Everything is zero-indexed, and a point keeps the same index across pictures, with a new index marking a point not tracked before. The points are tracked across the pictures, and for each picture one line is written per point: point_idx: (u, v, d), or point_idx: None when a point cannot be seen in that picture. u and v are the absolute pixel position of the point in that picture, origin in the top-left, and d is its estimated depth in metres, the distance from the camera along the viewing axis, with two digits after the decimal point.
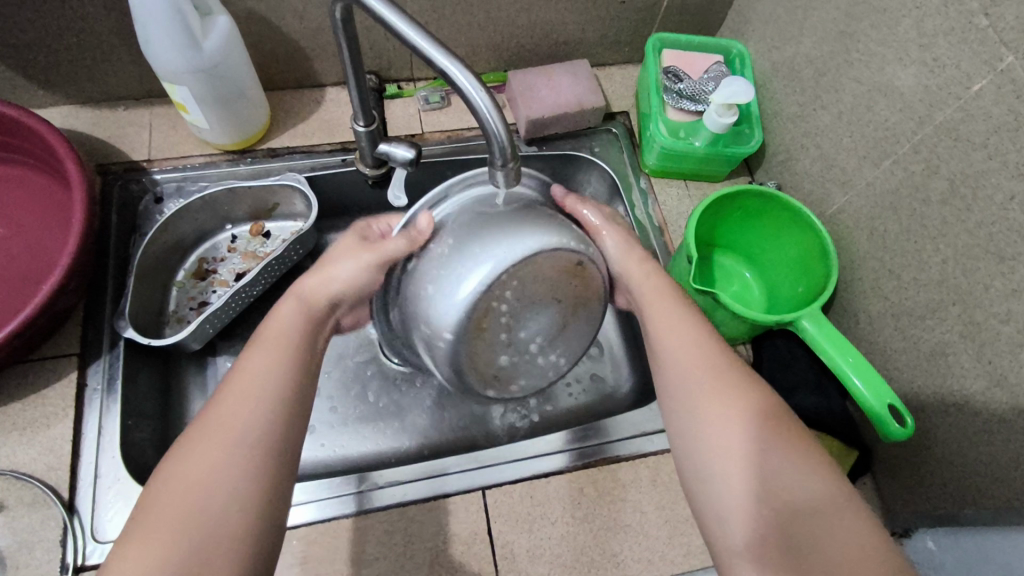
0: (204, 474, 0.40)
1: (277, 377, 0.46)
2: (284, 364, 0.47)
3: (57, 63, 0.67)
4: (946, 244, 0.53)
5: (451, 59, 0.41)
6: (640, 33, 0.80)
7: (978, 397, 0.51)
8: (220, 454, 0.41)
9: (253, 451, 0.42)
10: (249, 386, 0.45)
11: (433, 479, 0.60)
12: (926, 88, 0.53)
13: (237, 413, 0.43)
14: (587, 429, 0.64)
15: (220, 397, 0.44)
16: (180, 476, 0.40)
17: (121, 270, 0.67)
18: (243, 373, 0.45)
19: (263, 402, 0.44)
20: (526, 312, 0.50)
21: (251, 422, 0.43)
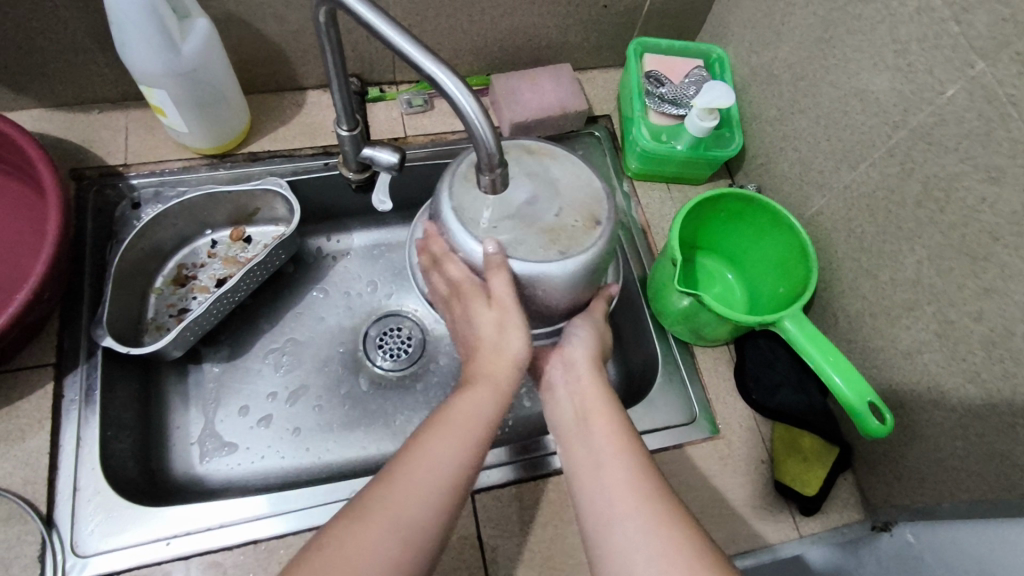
0: (357, 570, 0.39)
1: (452, 475, 0.44)
2: (466, 450, 0.46)
3: (29, 65, 0.65)
4: (920, 245, 0.54)
5: (438, 65, 0.41)
6: (621, 37, 0.81)
7: (952, 393, 0.53)
8: (383, 549, 0.40)
9: (413, 544, 0.41)
10: (423, 480, 0.43)
11: (487, 469, 0.62)
12: (900, 93, 0.54)
13: (404, 504, 0.42)
14: (525, 443, 0.64)
15: (395, 475, 0.43)
16: (345, 552, 0.39)
17: (98, 277, 0.66)
18: (419, 463, 0.44)
19: (437, 493, 0.43)
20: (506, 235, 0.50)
21: (415, 532, 0.41)
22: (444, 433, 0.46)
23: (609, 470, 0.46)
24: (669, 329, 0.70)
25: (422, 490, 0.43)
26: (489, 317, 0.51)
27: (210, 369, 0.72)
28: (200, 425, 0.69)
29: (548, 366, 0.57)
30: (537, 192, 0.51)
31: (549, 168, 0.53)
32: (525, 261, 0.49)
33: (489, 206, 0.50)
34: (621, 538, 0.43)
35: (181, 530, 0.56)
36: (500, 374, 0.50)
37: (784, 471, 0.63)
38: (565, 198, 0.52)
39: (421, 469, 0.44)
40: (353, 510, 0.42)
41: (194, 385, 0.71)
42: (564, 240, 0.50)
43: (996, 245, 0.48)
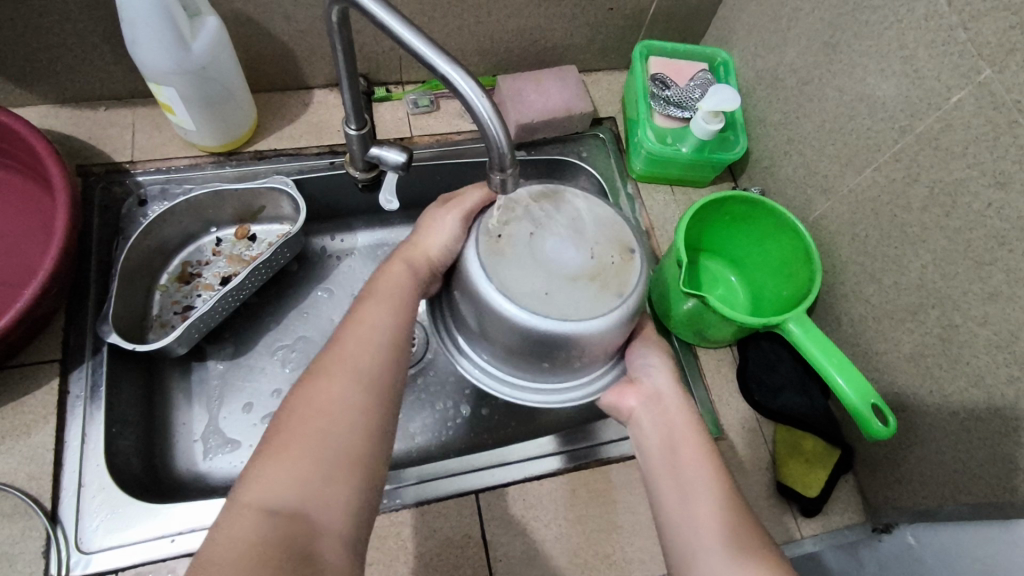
0: (323, 415, 0.43)
1: (388, 334, 0.49)
2: (398, 313, 0.51)
3: (37, 61, 0.65)
4: (925, 250, 0.55)
5: (452, 65, 0.41)
6: (627, 40, 0.81)
7: (956, 397, 0.53)
8: (341, 399, 0.44)
9: (366, 388, 0.45)
10: (361, 343, 0.48)
11: (499, 467, 0.62)
12: (907, 98, 0.55)
13: (353, 363, 0.46)
14: (578, 431, 0.65)
15: (341, 343, 0.48)
16: (311, 406, 0.44)
17: (104, 274, 0.66)
18: (360, 330, 0.49)
19: (382, 351, 0.48)
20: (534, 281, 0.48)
21: (369, 376, 0.46)
22: (373, 303, 0.51)
23: (697, 500, 0.47)
24: (672, 331, 0.71)
25: (369, 350, 0.48)
26: (436, 222, 0.54)
27: (215, 366, 0.72)
28: (204, 422, 0.69)
29: (626, 398, 0.55)
30: (566, 240, 0.49)
31: (569, 209, 0.50)
32: (580, 312, 0.47)
33: (522, 270, 0.48)
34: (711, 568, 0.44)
35: (185, 527, 0.57)
36: (426, 266, 0.54)
37: (787, 473, 0.64)
38: (597, 240, 0.50)
39: (360, 333, 0.48)
40: (305, 374, 0.46)
41: (198, 382, 0.71)
42: (611, 280, 0.49)
43: (1001, 250, 0.48)
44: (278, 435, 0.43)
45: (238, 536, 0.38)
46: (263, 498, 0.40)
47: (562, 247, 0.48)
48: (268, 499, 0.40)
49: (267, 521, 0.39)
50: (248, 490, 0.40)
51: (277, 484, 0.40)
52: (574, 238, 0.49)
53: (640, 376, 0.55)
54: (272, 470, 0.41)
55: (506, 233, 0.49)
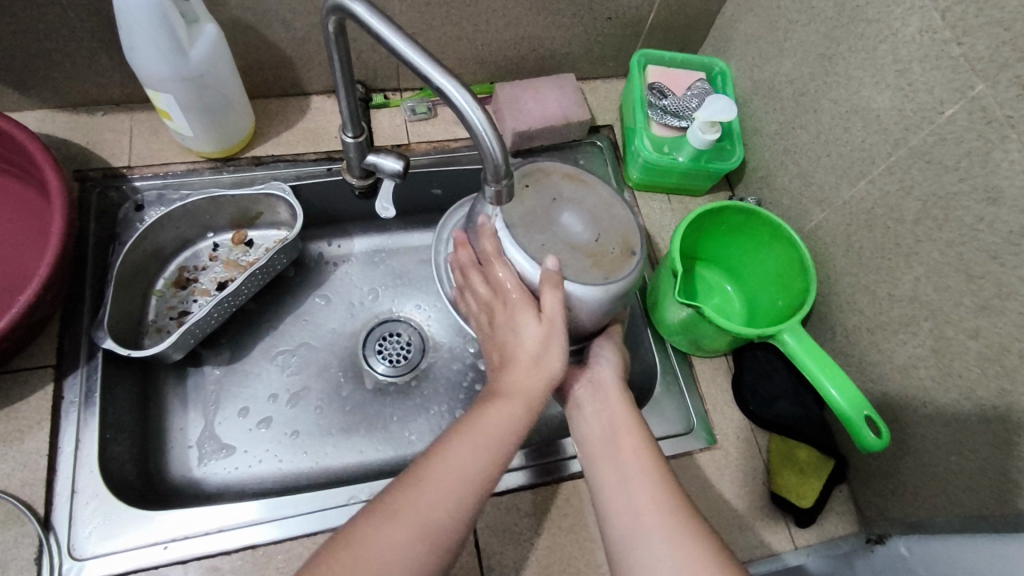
0: (386, 567, 0.41)
1: (483, 478, 0.46)
2: (496, 459, 0.48)
3: (35, 66, 0.66)
4: (918, 262, 0.55)
5: (447, 76, 0.42)
6: (624, 48, 0.82)
7: (949, 409, 0.53)
8: (412, 549, 0.42)
9: (438, 537, 0.43)
10: (451, 483, 0.45)
11: None
12: (901, 112, 0.55)
13: (435, 508, 0.44)
14: (543, 447, 0.64)
15: (431, 476, 0.45)
16: (376, 543, 0.41)
17: (100, 279, 0.66)
18: (451, 459, 0.46)
19: (465, 492, 0.45)
20: (537, 238, 0.53)
21: (440, 518, 0.44)
22: (476, 431, 0.48)
23: (637, 485, 0.49)
24: (668, 340, 0.70)
25: (456, 493, 0.45)
26: (528, 319, 0.52)
27: (211, 371, 0.72)
28: (199, 428, 0.69)
29: (572, 384, 0.59)
30: (579, 216, 0.55)
31: (588, 195, 0.56)
32: (574, 282, 0.52)
33: (534, 230, 0.54)
34: (648, 550, 0.45)
35: (178, 534, 0.56)
36: (536, 386, 0.51)
37: (781, 483, 0.63)
38: (603, 227, 0.55)
39: (454, 472, 0.46)
40: (383, 504, 0.44)
41: (194, 387, 0.71)
42: (605, 265, 0.53)
43: (993, 263, 0.48)
44: (333, 567, 0.40)
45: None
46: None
47: (575, 223, 0.54)
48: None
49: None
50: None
51: None
52: (589, 220, 0.55)
53: (589, 364, 0.60)
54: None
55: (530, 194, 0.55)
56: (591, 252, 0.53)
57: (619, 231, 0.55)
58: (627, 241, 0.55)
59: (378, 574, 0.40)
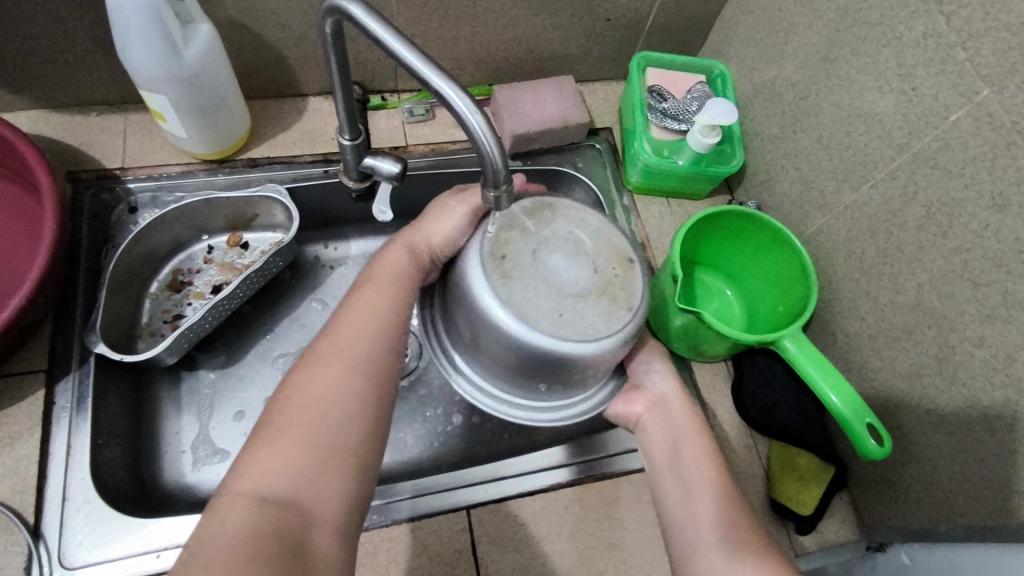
0: (323, 413, 0.44)
1: (383, 315, 0.50)
2: (397, 298, 0.51)
3: (27, 66, 0.65)
4: (922, 269, 0.54)
5: (447, 80, 0.41)
6: (624, 50, 0.81)
7: (953, 418, 0.53)
8: (341, 390, 0.45)
9: (364, 373, 0.47)
10: (362, 331, 0.49)
11: (501, 480, 0.62)
12: (904, 116, 0.55)
13: (351, 353, 0.47)
14: (583, 444, 0.64)
15: (331, 331, 0.49)
16: (307, 396, 0.45)
17: (93, 282, 0.65)
18: (357, 310, 0.50)
19: (375, 333, 0.49)
20: (529, 296, 0.46)
21: (363, 361, 0.47)
22: (379, 283, 0.52)
23: (701, 500, 0.49)
24: (667, 346, 0.70)
25: (363, 332, 0.49)
26: (444, 216, 0.54)
27: (207, 375, 0.71)
28: (193, 433, 0.68)
29: (634, 404, 0.56)
30: (569, 254, 0.46)
31: (563, 221, 0.47)
32: (579, 339, 0.45)
33: (533, 291, 0.46)
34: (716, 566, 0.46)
35: (172, 543, 0.56)
36: (427, 250, 0.54)
37: (781, 490, 0.63)
38: (600, 257, 0.46)
39: (363, 321, 0.49)
40: (301, 363, 0.47)
41: (188, 391, 0.70)
42: (621, 296, 0.46)
43: (998, 271, 0.48)
44: (271, 424, 0.44)
45: (234, 520, 0.39)
46: (256, 487, 0.41)
47: (566, 264, 0.46)
48: (270, 491, 0.41)
49: (256, 508, 0.40)
50: (242, 480, 0.41)
51: (270, 471, 0.42)
52: (584, 257, 0.46)
53: (643, 382, 0.57)
54: (270, 452, 0.42)
55: (511, 251, 0.46)
56: (595, 293, 0.46)
57: (612, 253, 0.47)
58: (623, 260, 0.47)
59: (315, 419, 0.44)
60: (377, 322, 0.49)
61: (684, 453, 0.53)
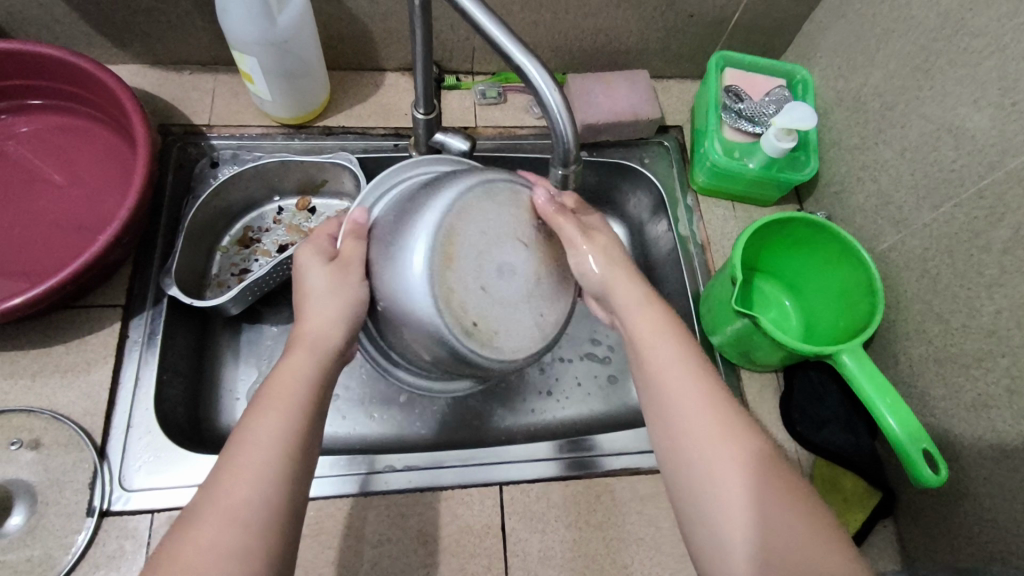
0: (202, 552, 0.37)
1: (285, 440, 0.43)
2: (292, 417, 0.44)
3: (134, 22, 0.69)
4: (1002, 295, 0.52)
5: (530, 59, 0.43)
6: (704, 48, 0.80)
7: (1019, 454, 0.50)
8: (222, 533, 0.38)
9: (266, 514, 0.40)
10: (248, 471, 0.41)
11: (509, 465, 0.61)
12: (1000, 134, 0.52)
13: (236, 491, 0.40)
14: (576, 441, 0.63)
15: (229, 460, 0.41)
16: (186, 553, 0.37)
17: (172, 230, 0.69)
18: (250, 439, 0.42)
19: (276, 462, 0.42)
20: (507, 311, 0.50)
21: (265, 494, 0.40)
22: (280, 396, 0.45)
23: (661, 353, 0.49)
24: (717, 348, 0.68)
25: (258, 462, 0.41)
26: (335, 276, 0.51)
27: (268, 328, 0.74)
28: (248, 381, 0.71)
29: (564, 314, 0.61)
30: (504, 253, 0.50)
31: (475, 232, 0.49)
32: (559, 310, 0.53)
33: (511, 317, 0.50)
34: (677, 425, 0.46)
35: None
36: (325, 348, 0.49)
37: None
38: (517, 232, 0.51)
39: (261, 452, 0.42)
40: (184, 517, 0.40)
41: (248, 342, 0.73)
42: (551, 245, 0.53)
43: None
44: None
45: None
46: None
47: (507, 273, 0.50)
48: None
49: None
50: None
51: None
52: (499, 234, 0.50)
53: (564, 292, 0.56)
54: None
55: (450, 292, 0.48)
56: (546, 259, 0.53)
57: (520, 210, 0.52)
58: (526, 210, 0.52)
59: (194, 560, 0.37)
60: (264, 454, 0.42)
61: (691, 402, 0.46)
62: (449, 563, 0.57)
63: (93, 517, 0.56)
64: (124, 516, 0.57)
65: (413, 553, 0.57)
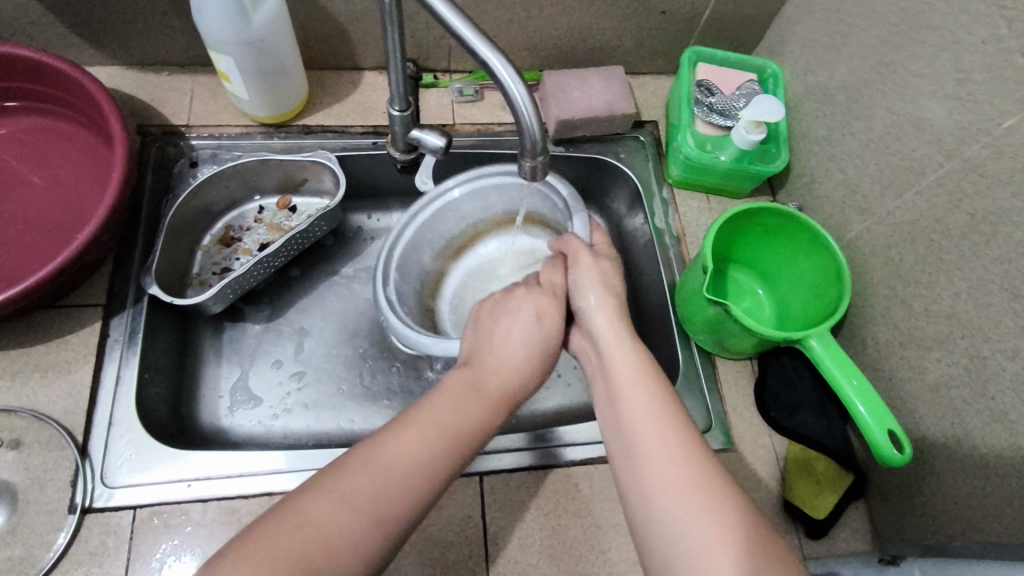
0: (342, 544, 0.39)
1: (426, 469, 0.44)
2: (437, 449, 0.46)
3: (110, 23, 0.69)
4: (961, 279, 0.53)
5: (497, 55, 0.44)
6: (677, 45, 0.81)
7: (978, 432, 0.52)
8: (361, 528, 0.40)
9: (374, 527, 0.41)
10: (384, 478, 0.43)
11: (516, 454, 0.62)
12: (957, 123, 0.53)
13: (370, 484, 0.42)
14: (541, 432, 0.64)
15: (375, 455, 0.43)
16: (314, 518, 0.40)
17: (152, 230, 0.69)
18: (397, 449, 0.44)
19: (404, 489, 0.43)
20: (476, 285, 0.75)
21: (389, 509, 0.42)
22: (431, 424, 0.47)
23: (633, 396, 0.49)
24: (693, 338, 0.70)
25: (395, 478, 0.43)
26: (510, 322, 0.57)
27: (251, 326, 0.75)
28: (230, 379, 0.72)
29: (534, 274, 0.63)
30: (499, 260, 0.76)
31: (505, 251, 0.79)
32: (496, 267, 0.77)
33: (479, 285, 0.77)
34: (647, 462, 0.45)
35: (202, 475, 0.59)
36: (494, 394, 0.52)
37: (795, 493, 0.62)
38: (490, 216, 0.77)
39: (404, 472, 0.43)
40: (326, 482, 0.42)
41: (229, 342, 0.74)
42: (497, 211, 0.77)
43: None
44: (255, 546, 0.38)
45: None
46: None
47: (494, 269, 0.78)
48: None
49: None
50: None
51: None
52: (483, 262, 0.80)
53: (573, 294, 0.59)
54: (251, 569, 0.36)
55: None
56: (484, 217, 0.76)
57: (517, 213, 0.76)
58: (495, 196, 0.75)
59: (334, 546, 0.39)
60: (405, 465, 0.44)
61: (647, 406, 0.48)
62: (429, 552, 0.58)
63: (75, 515, 0.56)
64: (106, 513, 0.57)
65: (393, 544, 0.58)
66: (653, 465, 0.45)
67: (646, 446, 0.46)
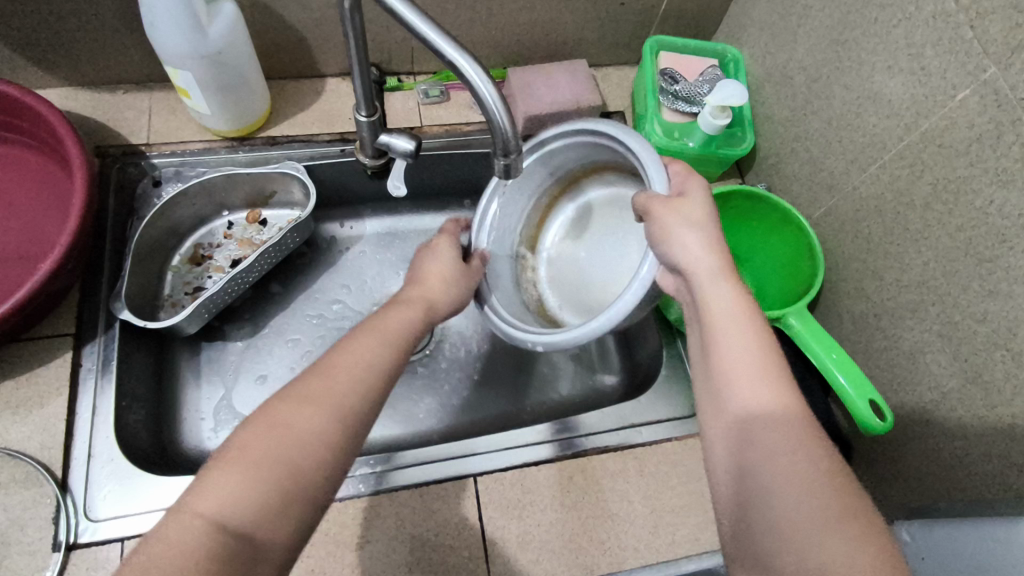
0: (304, 436, 0.42)
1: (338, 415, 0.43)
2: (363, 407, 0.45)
3: (58, 44, 0.67)
4: (927, 247, 0.55)
5: (464, 55, 0.43)
6: (637, 34, 0.82)
7: (954, 394, 0.53)
8: (322, 426, 0.42)
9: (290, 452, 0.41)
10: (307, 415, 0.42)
11: (517, 449, 0.63)
12: (913, 96, 0.55)
13: (302, 413, 0.42)
14: (562, 423, 0.65)
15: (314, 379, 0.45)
16: (248, 442, 0.41)
17: (118, 253, 0.67)
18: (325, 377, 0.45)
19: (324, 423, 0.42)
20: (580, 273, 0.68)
21: (308, 449, 0.41)
22: (364, 337, 0.49)
23: (732, 346, 0.47)
24: (678, 327, 0.70)
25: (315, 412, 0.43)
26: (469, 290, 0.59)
27: (232, 344, 0.74)
28: (213, 400, 0.71)
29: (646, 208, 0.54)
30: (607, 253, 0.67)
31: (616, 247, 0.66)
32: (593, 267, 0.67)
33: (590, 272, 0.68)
34: (746, 414, 0.44)
35: None
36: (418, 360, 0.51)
37: None
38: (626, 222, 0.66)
39: (355, 375, 0.46)
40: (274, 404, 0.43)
41: (206, 362, 0.72)
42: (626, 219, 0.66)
43: (1001, 247, 0.48)
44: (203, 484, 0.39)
45: (181, 546, 0.36)
46: (223, 512, 0.37)
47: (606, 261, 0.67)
48: (240, 523, 0.38)
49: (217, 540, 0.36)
50: (201, 498, 0.38)
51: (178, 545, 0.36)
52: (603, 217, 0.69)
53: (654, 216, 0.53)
54: (225, 480, 0.39)
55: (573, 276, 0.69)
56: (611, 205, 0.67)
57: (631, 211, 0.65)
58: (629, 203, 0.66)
59: (299, 442, 0.41)
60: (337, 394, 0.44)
61: (745, 353, 0.47)
62: (428, 558, 0.57)
63: (60, 552, 0.54)
64: (92, 547, 0.55)
65: (392, 554, 0.57)
66: (756, 423, 0.44)
67: (738, 398, 0.45)
